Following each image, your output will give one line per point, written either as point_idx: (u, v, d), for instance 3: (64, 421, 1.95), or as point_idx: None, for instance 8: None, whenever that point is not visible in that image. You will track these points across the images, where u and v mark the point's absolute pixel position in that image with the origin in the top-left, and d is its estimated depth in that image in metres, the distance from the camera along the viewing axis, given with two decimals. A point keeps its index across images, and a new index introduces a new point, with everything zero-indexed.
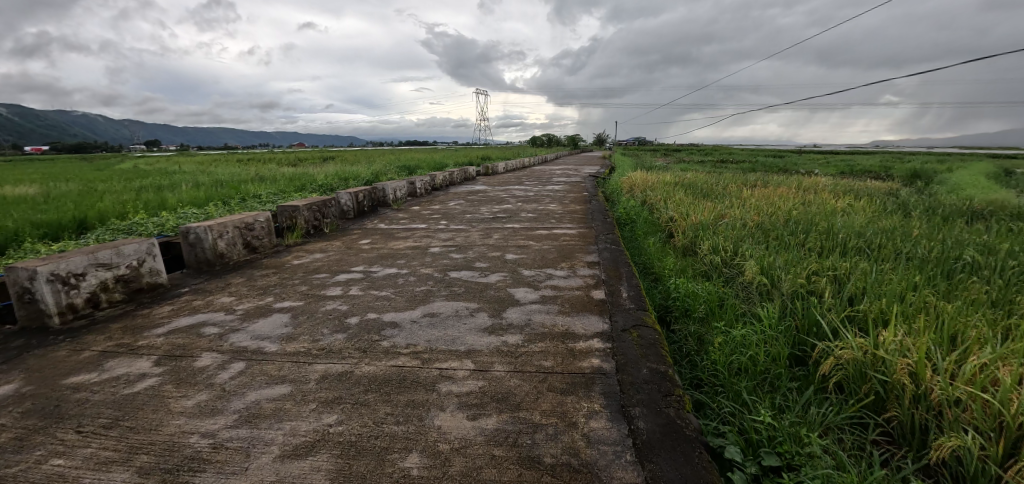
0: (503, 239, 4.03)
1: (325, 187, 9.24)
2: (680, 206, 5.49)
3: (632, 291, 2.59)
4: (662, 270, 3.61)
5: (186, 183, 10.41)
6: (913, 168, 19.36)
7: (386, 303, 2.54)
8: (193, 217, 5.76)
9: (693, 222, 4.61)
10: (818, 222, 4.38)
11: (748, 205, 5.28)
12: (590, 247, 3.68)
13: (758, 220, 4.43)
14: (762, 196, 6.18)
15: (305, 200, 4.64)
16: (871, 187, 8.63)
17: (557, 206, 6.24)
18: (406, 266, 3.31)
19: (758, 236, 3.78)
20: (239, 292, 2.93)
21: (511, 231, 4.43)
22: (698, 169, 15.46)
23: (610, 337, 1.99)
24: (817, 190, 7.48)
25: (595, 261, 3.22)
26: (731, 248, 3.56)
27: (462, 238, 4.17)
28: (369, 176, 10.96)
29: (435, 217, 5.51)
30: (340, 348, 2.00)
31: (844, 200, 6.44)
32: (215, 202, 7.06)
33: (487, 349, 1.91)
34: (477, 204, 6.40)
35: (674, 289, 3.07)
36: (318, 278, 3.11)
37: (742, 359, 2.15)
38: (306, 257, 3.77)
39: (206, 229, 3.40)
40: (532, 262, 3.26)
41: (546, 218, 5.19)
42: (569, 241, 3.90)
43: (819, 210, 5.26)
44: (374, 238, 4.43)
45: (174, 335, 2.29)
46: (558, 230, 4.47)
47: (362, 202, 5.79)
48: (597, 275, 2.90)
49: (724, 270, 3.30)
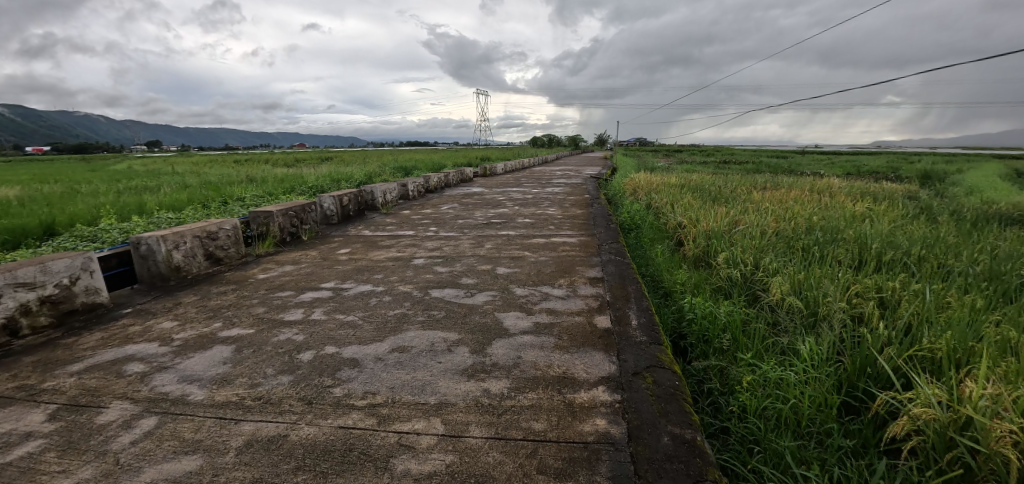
0: (496, 249, 3.62)
1: (314, 189, 8.83)
2: (689, 211, 5.09)
3: (644, 317, 2.19)
4: (673, 284, 3.23)
5: (170, 185, 9.99)
6: (920, 169, 18.94)
7: (350, 332, 2.13)
8: (166, 222, 5.37)
9: (705, 228, 4.21)
10: (842, 229, 3.98)
11: (763, 209, 4.88)
12: (593, 259, 3.27)
13: (778, 226, 4.03)
14: (776, 199, 5.77)
15: (281, 204, 4.25)
16: (885, 189, 8.22)
17: (556, 210, 5.83)
18: (382, 282, 2.90)
19: (781, 245, 3.39)
20: (186, 315, 2.53)
21: (505, 239, 4.02)
22: (702, 170, 15.07)
23: (619, 386, 1.58)
24: (832, 193, 7.06)
25: (598, 277, 2.81)
26: (751, 259, 3.18)
27: (451, 247, 3.76)
28: (362, 177, 10.56)
29: (425, 222, 5.11)
30: (280, 398, 1.59)
31: (865, 203, 6.01)
32: (195, 205, 6.66)
33: (463, 402, 1.51)
34: (471, 209, 5.99)
35: (689, 310, 2.68)
36: (280, 297, 2.70)
37: (779, 407, 1.77)
38: (275, 270, 3.38)
39: (159, 240, 3.02)
40: (526, 277, 2.85)
41: (544, 224, 4.78)
42: (568, 252, 3.49)
43: (841, 215, 4.85)
44: (355, 247, 4.02)
45: (87, 376, 1.88)
46: (556, 238, 4.06)
47: (348, 206, 5.39)
48: (601, 294, 2.49)
49: (745, 287, 2.91)
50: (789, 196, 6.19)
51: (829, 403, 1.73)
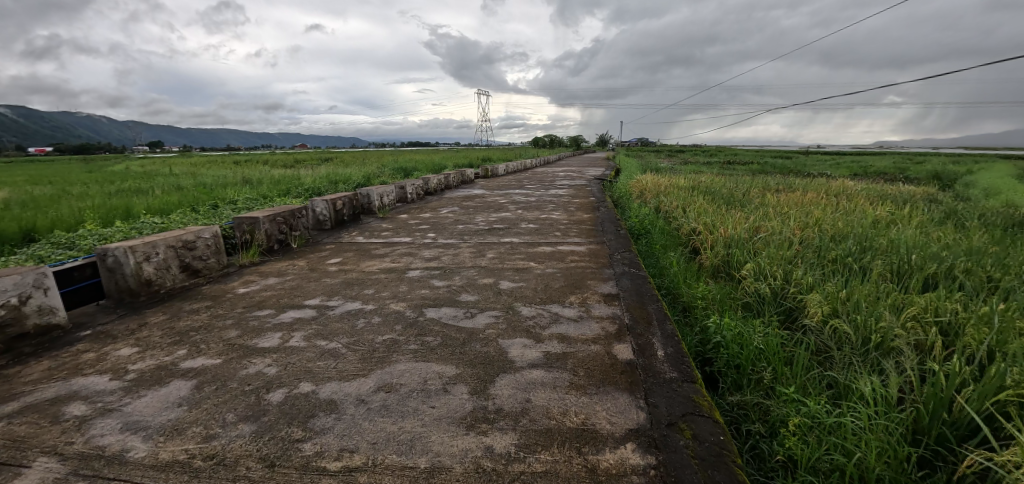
0: (498, 260, 3.32)
1: (310, 192, 8.54)
2: (703, 216, 4.79)
3: (670, 345, 1.90)
4: (693, 299, 2.94)
5: (165, 187, 9.70)
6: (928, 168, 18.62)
7: (330, 364, 1.84)
8: (150, 227, 5.08)
9: (723, 236, 3.92)
10: (872, 237, 3.68)
11: (783, 214, 4.58)
12: (605, 271, 2.97)
13: (802, 234, 3.72)
14: (793, 203, 5.46)
15: (269, 210, 3.96)
16: (903, 192, 7.91)
17: (561, 214, 5.52)
18: (373, 299, 2.61)
19: (811, 256, 3.09)
20: (150, 339, 2.25)
21: (508, 248, 3.73)
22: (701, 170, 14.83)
23: (652, 444, 1.29)
24: (849, 195, 6.73)
25: (612, 294, 2.51)
26: (780, 271, 2.88)
27: (449, 257, 3.47)
28: (361, 179, 10.26)
29: (423, 228, 4.81)
30: (237, 459, 1.30)
31: (886, 207, 5.69)
32: (185, 209, 6.37)
33: (461, 467, 1.22)
34: (472, 213, 5.69)
35: (715, 331, 2.40)
36: (257, 318, 2.41)
37: (839, 461, 1.47)
38: (257, 283, 3.08)
39: (127, 252, 2.74)
40: (533, 294, 2.55)
41: (550, 230, 4.49)
42: (578, 263, 3.19)
43: (867, 221, 4.55)
44: (347, 255, 3.73)
45: (18, 422, 1.59)
46: (564, 246, 3.76)
47: (342, 210, 5.10)
48: (619, 316, 2.19)
49: (776, 306, 2.63)
50: (806, 199, 5.89)
51: (901, 457, 1.44)
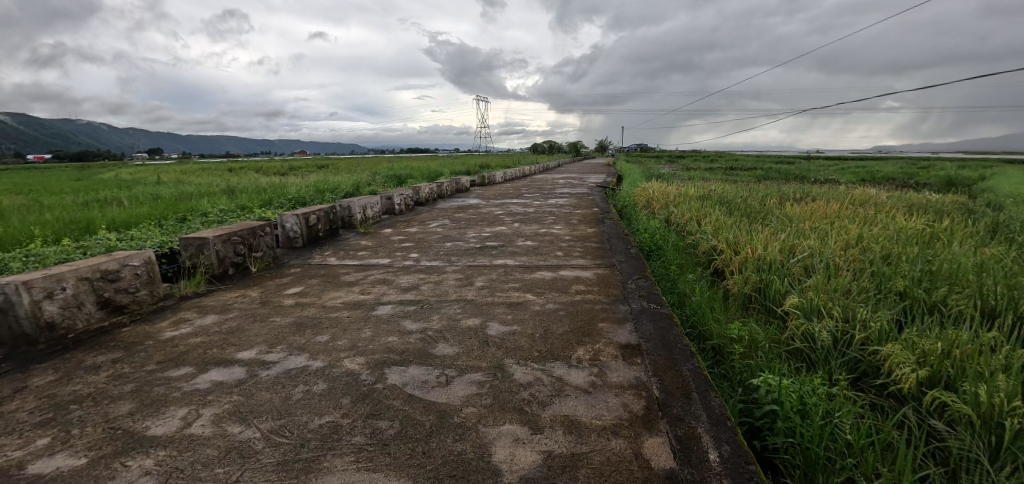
0: (488, 291, 2.74)
1: (294, 202, 7.97)
2: (724, 231, 4.22)
3: (725, 441, 1.32)
4: (727, 343, 2.38)
5: (143, 197, 9.12)
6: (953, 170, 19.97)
7: (232, 473, 1.26)
8: (99, 246, 4.50)
9: (752, 256, 3.35)
10: (930, 260, 3.10)
11: (815, 230, 4.02)
12: (620, 308, 2.38)
13: (847, 255, 3.16)
14: (820, 215, 4.90)
15: (223, 228, 3.42)
16: (929, 199, 7.39)
17: (563, 229, 4.95)
18: (323, 351, 2.03)
19: (870, 285, 2.54)
20: (14, 415, 1.67)
21: (500, 273, 3.15)
22: (707, 173, 18.03)
23: None
24: (875, 205, 6.19)
25: (632, 344, 1.94)
26: (837, 306, 2.32)
27: (430, 286, 2.90)
28: (350, 188, 9.68)
29: (406, 246, 4.24)
30: None
31: (923, 219, 5.12)
32: (150, 223, 5.79)
33: None
34: (463, 227, 5.11)
35: (767, 396, 1.84)
36: (167, 383, 1.83)
37: None
38: (191, 323, 2.51)
39: (17, 288, 2.17)
40: (529, 345, 1.97)
41: (550, 249, 3.92)
42: (584, 295, 2.61)
43: (913, 238, 3.97)
44: (310, 283, 3.15)
45: None
46: (566, 270, 3.18)
47: (317, 225, 4.54)
48: (644, 385, 1.62)
49: (839, 358, 2.07)
50: (832, 211, 5.33)
51: None
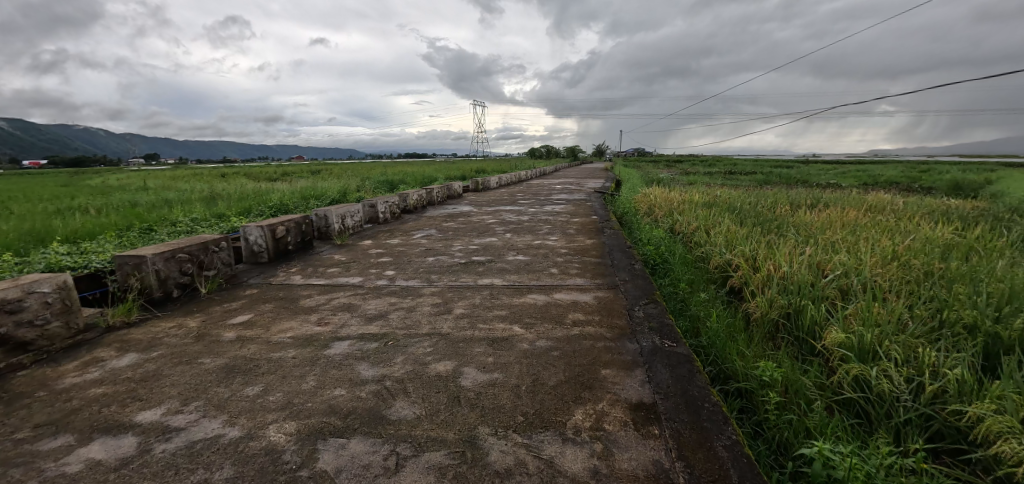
0: (467, 322, 2.28)
1: (275, 209, 7.53)
2: (738, 243, 3.76)
3: None
4: (758, 388, 1.93)
5: (118, 204, 8.66)
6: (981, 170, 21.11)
7: None
8: (39, 261, 4.01)
9: (776, 273, 2.89)
10: (986, 278, 2.64)
11: (841, 242, 3.56)
12: (627, 346, 1.94)
13: (886, 275, 2.70)
14: (842, 225, 4.45)
15: (167, 245, 2.97)
16: (946, 204, 6.97)
17: (559, 240, 4.50)
18: (247, 412, 1.58)
19: (927, 315, 2.09)
20: None
21: (485, 296, 2.70)
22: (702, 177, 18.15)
23: None
24: (895, 212, 5.74)
25: (645, 404, 1.49)
26: (894, 343, 1.88)
27: (400, 315, 2.44)
28: (337, 194, 9.21)
29: (384, 261, 3.79)
30: None
31: (951, 226, 4.67)
32: (112, 234, 5.33)
33: None
34: (451, 239, 4.65)
35: (823, 473, 1.39)
36: (29, 466, 1.38)
37: None
38: (102, 367, 2.06)
39: None
40: (511, 404, 1.52)
41: (544, 264, 3.47)
42: (584, 327, 2.15)
43: (951, 252, 3.52)
44: (262, 309, 2.69)
45: None
46: (562, 292, 2.73)
47: (287, 238, 4.08)
48: (668, 476, 1.17)
49: (906, 415, 1.62)
50: (852, 219, 4.87)
51: None
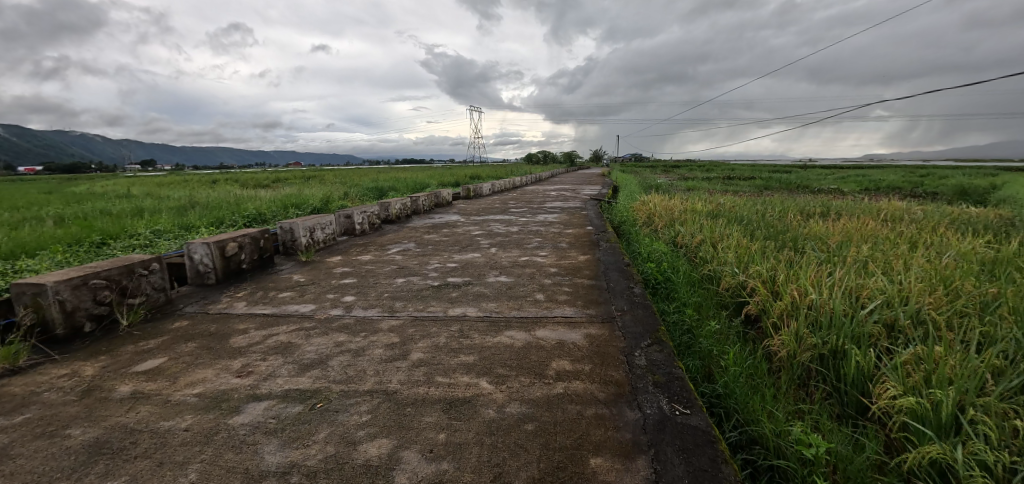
0: (423, 374, 1.80)
1: (250, 220, 7.03)
2: (752, 261, 3.29)
3: None
4: (799, 469, 1.46)
5: (83, 214, 8.10)
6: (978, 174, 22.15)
7: None
8: None
9: (803, 301, 2.41)
10: None
11: (870, 261, 3.08)
12: (624, 415, 1.46)
13: (937, 305, 2.23)
14: (865, 239, 3.97)
15: (81, 270, 2.51)
16: (963, 212, 6.55)
17: (549, 256, 4.04)
18: None
19: (1013, 369, 1.63)
20: None
21: (452, 333, 2.22)
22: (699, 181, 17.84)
23: None
24: (914, 222, 5.28)
25: None
26: (981, 411, 1.42)
27: (343, 361, 1.96)
28: (319, 202, 8.73)
29: (348, 282, 3.31)
30: None
31: (983, 238, 4.21)
32: (59, 248, 4.83)
33: None
34: (428, 254, 4.17)
35: None
36: None
37: None
38: None
39: None
40: None
41: (529, 288, 2.99)
42: (571, 382, 1.68)
43: (995, 271, 3.07)
44: (183, 350, 2.21)
45: None
46: (547, 328, 2.25)
47: (240, 255, 3.60)
48: None
49: None
50: (874, 231, 4.40)
51: None
